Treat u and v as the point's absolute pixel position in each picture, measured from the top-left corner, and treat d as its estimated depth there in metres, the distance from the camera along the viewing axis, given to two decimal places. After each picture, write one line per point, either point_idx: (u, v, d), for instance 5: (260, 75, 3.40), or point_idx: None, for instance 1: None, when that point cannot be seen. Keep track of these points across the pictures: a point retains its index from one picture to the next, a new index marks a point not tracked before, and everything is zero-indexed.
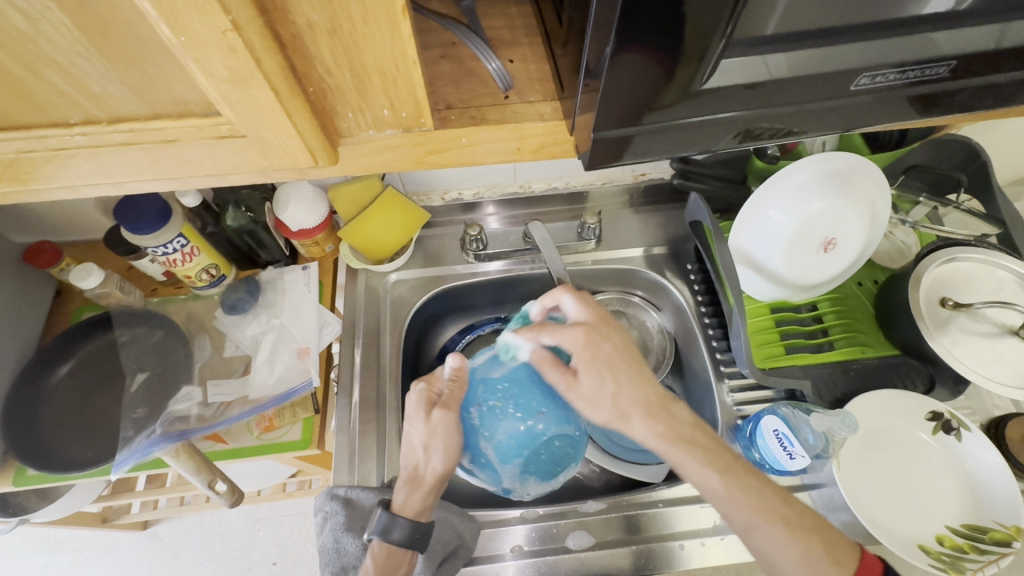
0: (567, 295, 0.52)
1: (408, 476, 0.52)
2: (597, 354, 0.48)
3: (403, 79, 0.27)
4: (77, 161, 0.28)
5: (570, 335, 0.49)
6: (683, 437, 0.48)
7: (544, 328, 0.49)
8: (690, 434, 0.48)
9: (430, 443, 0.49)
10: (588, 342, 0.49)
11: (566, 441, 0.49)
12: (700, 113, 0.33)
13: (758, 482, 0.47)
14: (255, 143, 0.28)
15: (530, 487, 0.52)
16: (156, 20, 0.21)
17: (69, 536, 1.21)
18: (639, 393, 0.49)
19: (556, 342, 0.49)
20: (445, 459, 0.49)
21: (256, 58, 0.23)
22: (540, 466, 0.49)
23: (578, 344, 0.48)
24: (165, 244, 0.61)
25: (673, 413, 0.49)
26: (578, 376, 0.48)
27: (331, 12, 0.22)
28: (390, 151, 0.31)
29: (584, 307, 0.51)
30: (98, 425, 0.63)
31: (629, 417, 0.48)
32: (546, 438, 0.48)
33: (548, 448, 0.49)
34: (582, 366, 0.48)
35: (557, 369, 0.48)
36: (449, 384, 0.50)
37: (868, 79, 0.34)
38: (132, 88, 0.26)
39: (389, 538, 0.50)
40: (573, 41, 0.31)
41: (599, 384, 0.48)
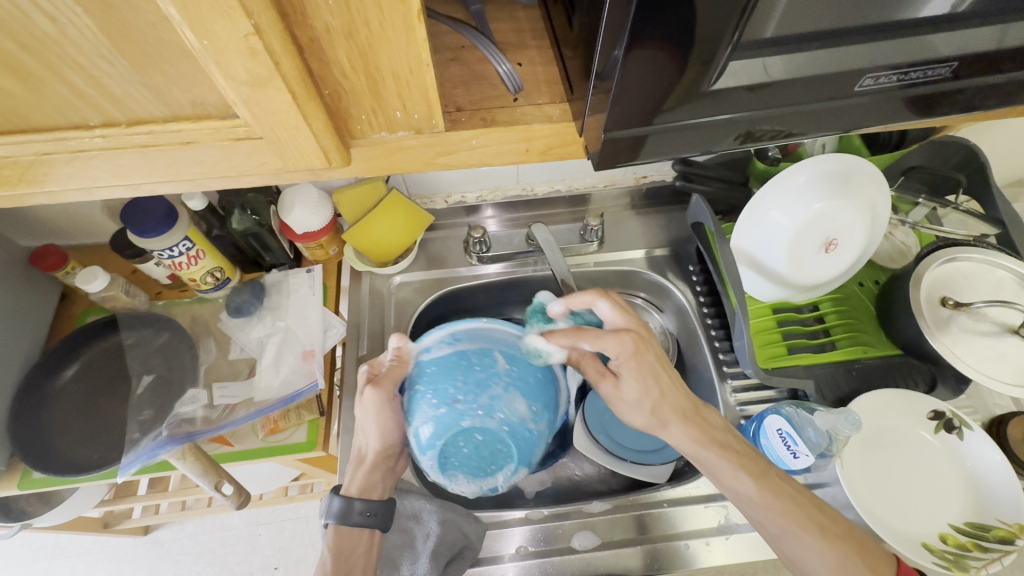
0: (605, 301, 0.51)
1: (355, 455, 0.55)
2: (643, 362, 0.49)
3: (417, 82, 0.27)
4: (95, 163, 0.29)
5: (616, 342, 0.48)
6: (718, 441, 0.50)
7: (583, 334, 0.48)
8: (723, 438, 0.50)
9: (365, 421, 0.52)
10: (634, 351, 0.49)
11: (491, 437, 0.46)
12: (706, 114, 0.34)
13: (790, 488, 0.48)
14: (271, 145, 0.28)
15: (465, 484, 0.50)
16: (180, 23, 0.21)
17: (70, 542, 1.21)
18: (679, 399, 0.51)
19: (596, 348, 0.49)
20: (380, 437, 0.53)
21: (275, 61, 0.23)
22: (465, 459, 0.48)
23: (624, 352, 0.49)
24: (172, 247, 0.62)
25: (707, 418, 0.51)
26: (619, 381, 0.51)
27: (349, 16, 0.23)
28: (402, 151, 0.32)
29: (624, 314, 0.51)
30: (104, 427, 0.63)
31: (667, 421, 0.50)
32: (461, 431, 0.46)
33: (468, 442, 0.47)
34: (626, 374, 0.49)
35: (595, 367, 0.53)
36: (390, 365, 0.52)
37: (871, 80, 0.34)
38: (152, 91, 0.27)
39: (343, 520, 0.52)
40: (582, 44, 0.31)
41: (643, 390, 0.50)
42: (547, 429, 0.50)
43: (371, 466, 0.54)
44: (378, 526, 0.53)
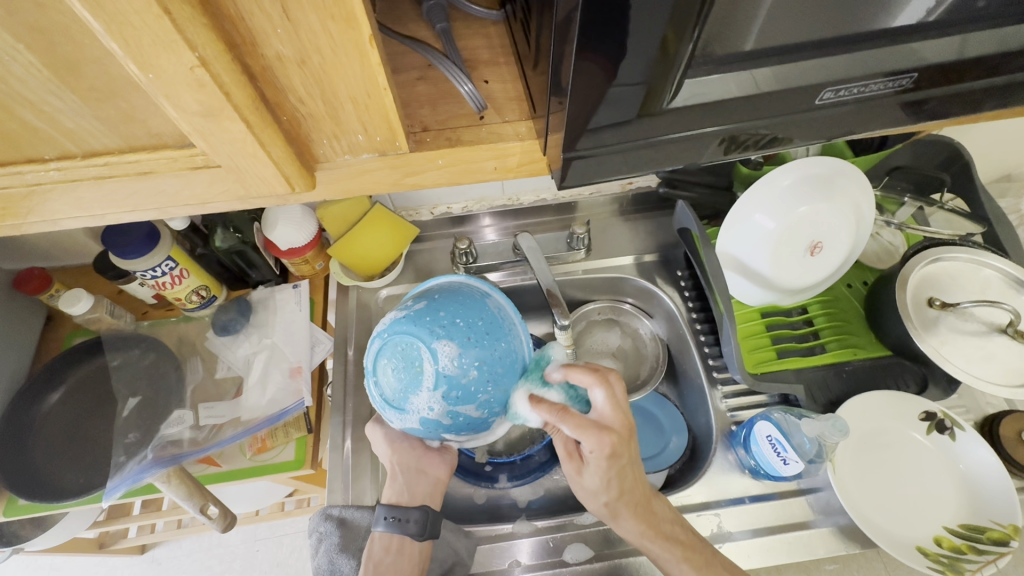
0: (602, 389, 0.45)
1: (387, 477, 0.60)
2: (614, 465, 0.45)
3: (376, 106, 0.27)
4: (54, 196, 0.29)
5: (595, 439, 0.44)
6: (664, 533, 0.49)
7: (567, 418, 0.44)
8: (670, 530, 0.50)
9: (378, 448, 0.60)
10: (610, 454, 0.44)
11: (394, 346, 0.45)
12: (673, 130, 0.34)
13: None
14: (231, 172, 0.28)
15: (424, 397, 0.44)
16: (124, 58, 0.21)
17: (66, 563, 1.20)
18: (637, 493, 0.49)
19: (574, 436, 0.44)
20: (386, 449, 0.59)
21: (225, 92, 0.23)
22: (400, 381, 0.45)
23: (600, 451, 0.44)
24: (154, 268, 0.61)
25: (656, 511, 0.50)
26: (584, 468, 0.47)
27: (299, 44, 0.23)
28: (369, 174, 0.32)
29: (614, 409, 0.45)
30: (90, 451, 0.62)
31: (620, 514, 0.49)
32: (375, 367, 0.46)
33: (384, 367, 0.46)
34: (593, 469, 0.46)
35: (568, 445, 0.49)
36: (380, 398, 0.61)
37: (833, 93, 0.34)
38: (106, 123, 0.26)
39: (385, 527, 0.54)
40: (542, 63, 0.31)
41: (603, 484, 0.47)
42: (433, 305, 0.47)
43: (399, 474, 0.57)
44: (416, 530, 0.54)
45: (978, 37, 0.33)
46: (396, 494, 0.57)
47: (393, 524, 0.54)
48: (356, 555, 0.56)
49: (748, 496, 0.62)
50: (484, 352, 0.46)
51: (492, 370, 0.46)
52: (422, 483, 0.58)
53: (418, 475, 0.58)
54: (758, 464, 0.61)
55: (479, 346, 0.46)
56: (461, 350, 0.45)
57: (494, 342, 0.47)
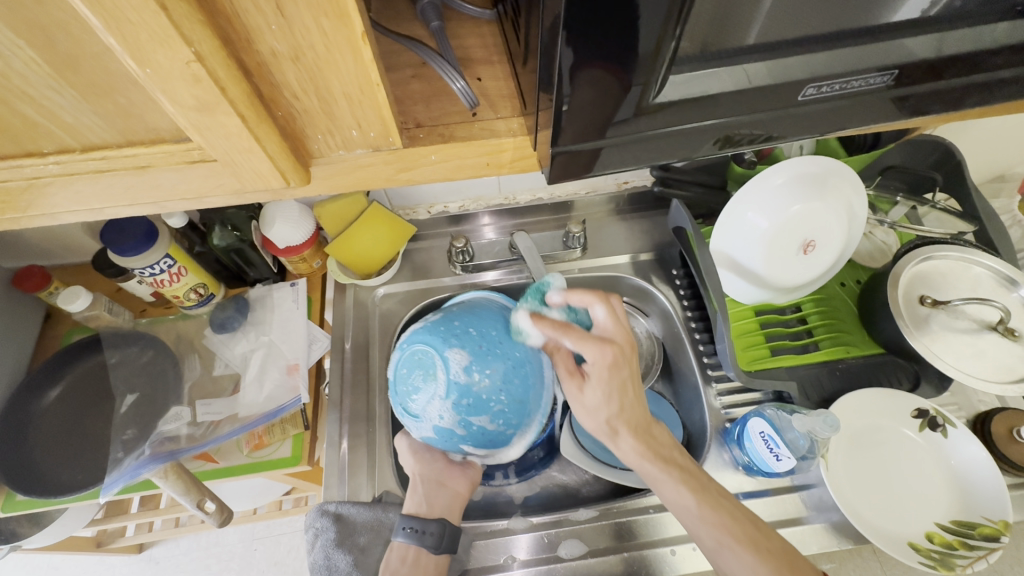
0: (602, 307, 0.47)
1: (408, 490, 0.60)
2: (615, 376, 0.46)
3: (369, 102, 0.28)
4: (53, 190, 0.29)
5: (595, 350, 0.44)
6: (664, 457, 0.50)
7: (569, 330, 0.44)
8: (669, 454, 0.50)
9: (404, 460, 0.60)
10: (612, 363, 0.45)
11: (410, 356, 0.48)
12: (662, 125, 0.34)
13: (730, 503, 0.48)
14: (227, 167, 0.28)
15: (437, 407, 0.47)
16: (122, 53, 0.21)
17: (63, 562, 1.20)
18: (635, 414, 0.49)
19: (576, 349, 0.45)
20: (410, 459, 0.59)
21: (220, 87, 0.23)
22: (415, 389, 0.48)
23: (600, 361, 0.45)
24: (153, 265, 0.62)
25: (655, 435, 0.51)
26: (585, 387, 0.47)
27: (293, 41, 0.23)
28: (363, 169, 0.32)
29: (614, 327, 0.46)
30: (87, 447, 0.63)
31: (619, 433, 0.49)
32: (396, 377, 0.50)
33: (402, 379, 0.49)
34: (594, 381, 0.46)
35: (566, 364, 0.49)
36: None
37: (815, 89, 0.34)
38: (105, 118, 0.27)
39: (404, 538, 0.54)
40: (532, 60, 0.32)
41: (603, 403, 0.47)
42: (449, 317, 0.50)
43: (420, 486, 0.58)
44: (434, 543, 0.54)
45: (958, 35, 0.33)
46: (415, 505, 0.57)
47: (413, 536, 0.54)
48: (352, 550, 0.56)
49: (741, 492, 0.63)
50: (495, 363, 0.48)
51: (506, 381, 0.48)
52: (441, 495, 0.58)
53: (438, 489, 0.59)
54: (752, 460, 0.61)
55: (490, 357, 0.48)
56: (470, 356, 0.47)
57: (508, 351, 0.49)
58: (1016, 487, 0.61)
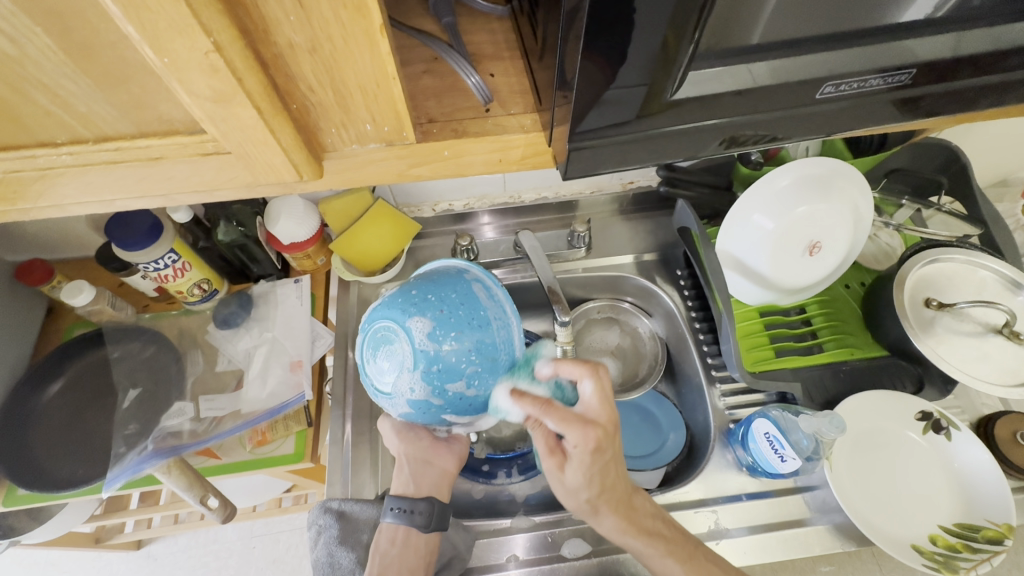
0: (589, 382, 0.47)
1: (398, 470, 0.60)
2: (597, 459, 0.46)
3: (384, 95, 0.27)
4: (65, 180, 0.29)
5: (578, 433, 0.45)
6: (646, 529, 0.51)
7: (551, 409, 0.45)
8: (652, 527, 0.51)
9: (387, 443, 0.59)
10: (594, 447, 0.45)
11: (372, 336, 0.43)
12: (676, 122, 0.34)
13: (719, 569, 0.51)
14: (240, 159, 0.28)
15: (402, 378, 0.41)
16: (140, 42, 0.21)
17: (62, 557, 1.20)
18: (617, 490, 0.50)
19: (559, 430, 0.45)
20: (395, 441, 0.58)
21: (237, 78, 0.23)
22: (382, 366, 0.42)
23: (582, 445, 0.45)
24: (157, 260, 0.62)
25: (637, 508, 0.52)
26: (565, 465, 0.47)
27: (311, 32, 0.23)
28: (374, 164, 0.32)
29: (601, 400, 0.46)
30: (90, 442, 0.62)
31: (600, 511, 0.50)
32: (361, 357, 0.44)
33: (370, 354, 0.43)
34: (575, 463, 0.47)
35: (548, 442, 0.48)
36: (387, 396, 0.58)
37: (832, 87, 0.34)
38: (119, 108, 0.27)
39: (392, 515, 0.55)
40: (548, 55, 0.32)
41: (581, 483, 0.47)
42: (404, 285, 0.44)
43: (406, 465, 0.57)
44: (421, 523, 0.54)
45: (973, 35, 0.33)
46: (403, 485, 0.57)
47: (402, 515, 0.55)
48: (356, 547, 0.56)
49: (745, 493, 0.63)
50: (464, 323, 0.42)
51: (477, 343, 0.42)
52: (429, 474, 0.58)
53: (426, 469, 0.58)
54: (756, 461, 0.61)
55: (458, 317, 0.42)
56: (433, 322, 0.41)
57: (473, 313, 0.42)
58: (1019, 491, 0.61)
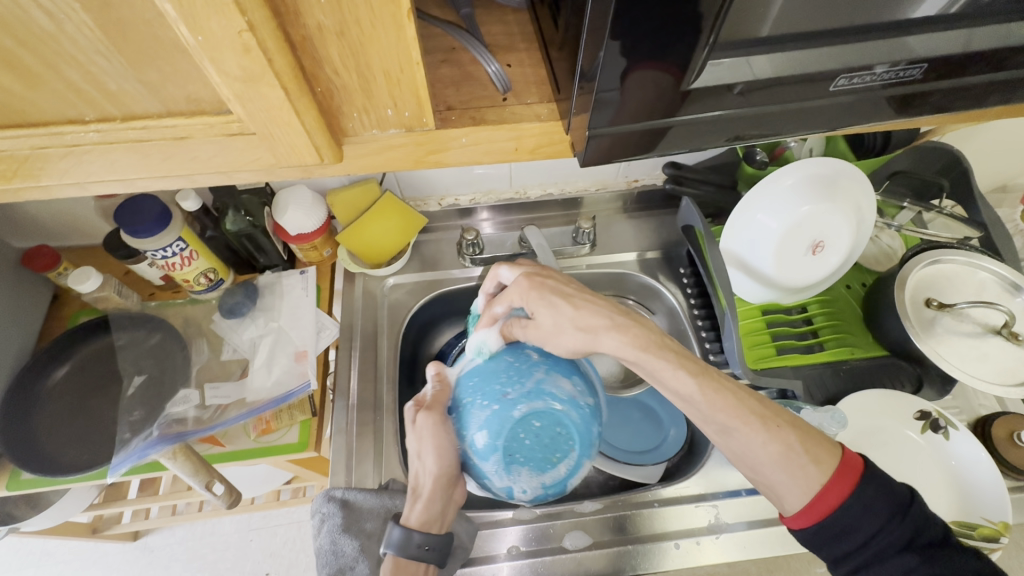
0: (503, 267, 0.55)
1: (413, 487, 0.53)
2: (541, 288, 0.50)
3: (407, 80, 0.28)
4: (89, 157, 0.29)
5: (515, 289, 0.51)
6: (656, 342, 0.48)
7: (493, 302, 0.52)
8: (662, 340, 0.48)
9: (420, 448, 0.49)
10: (531, 284, 0.51)
11: (547, 420, 0.44)
12: (690, 113, 0.35)
13: (734, 384, 0.46)
14: (263, 140, 0.29)
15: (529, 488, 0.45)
16: (176, 19, 0.22)
17: (58, 547, 1.19)
18: (597, 309, 0.49)
19: (506, 302, 0.52)
20: (437, 462, 0.49)
21: (268, 58, 0.24)
22: (529, 452, 0.45)
23: (524, 291, 0.51)
24: (165, 247, 0.62)
25: (643, 326, 0.49)
26: (535, 321, 0.49)
27: (341, 15, 0.24)
28: (393, 149, 0.33)
29: (518, 268, 0.54)
30: (95, 428, 0.63)
31: (598, 331, 0.48)
32: (519, 421, 0.44)
33: (529, 431, 0.44)
34: (535, 306, 0.49)
35: (519, 325, 0.50)
36: (434, 390, 0.51)
37: (846, 80, 0.35)
38: (147, 87, 0.27)
39: (402, 551, 0.50)
40: (568, 45, 0.32)
41: (556, 314, 0.48)
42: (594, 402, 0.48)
43: (436, 496, 0.51)
44: (435, 561, 0.51)
45: (984, 32, 0.34)
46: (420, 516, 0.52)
47: (413, 552, 0.50)
48: (359, 536, 0.57)
49: (745, 489, 0.63)
50: None
51: None
52: (448, 507, 0.53)
53: (446, 502, 0.53)
54: None
55: None
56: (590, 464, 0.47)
57: None
58: (1016, 490, 0.62)
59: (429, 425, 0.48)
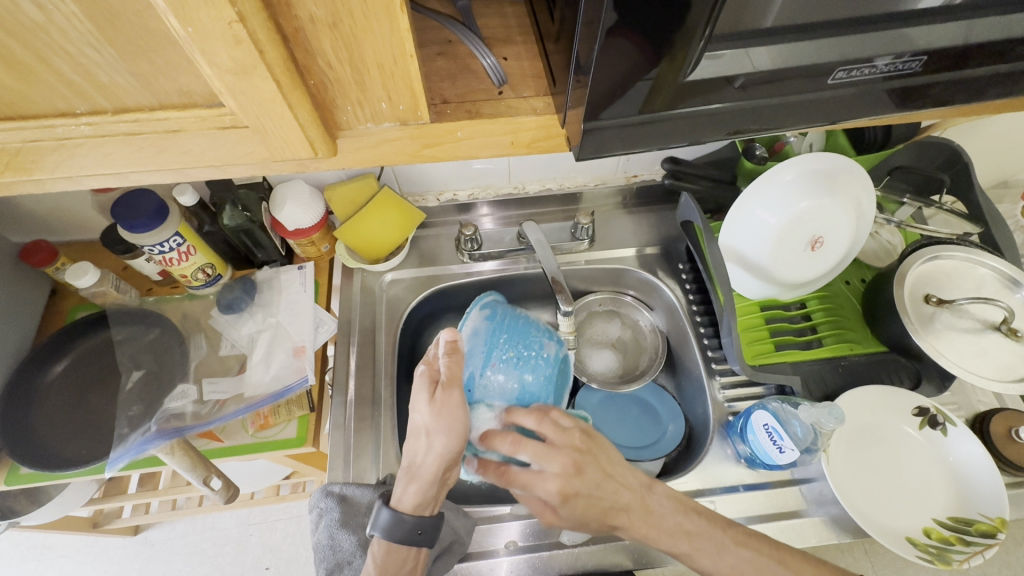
0: (546, 425, 0.51)
1: (407, 468, 0.52)
2: (580, 485, 0.48)
3: (401, 73, 0.28)
4: (82, 151, 0.29)
5: (542, 489, 0.48)
6: (668, 531, 0.49)
7: (523, 445, 0.48)
8: (677, 523, 0.49)
9: (433, 425, 0.50)
10: (568, 481, 0.48)
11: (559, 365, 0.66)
12: (686, 106, 0.35)
13: (752, 554, 0.48)
14: (257, 134, 0.29)
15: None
16: (166, 11, 0.22)
17: (59, 541, 1.20)
18: (622, 497, 0.49)
19: (533, 462, 0.48)
20: (446, 442, 0.50)
21: (260, 50, 0.24)
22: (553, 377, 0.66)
23: (552, 498, 0.47)
24: (162, 243, 0.62)
25: (654, 510, 0.50)
26: (558, 511, 0.49)
27: (332, 6, 0.24)
28: (388, 143, 0.33)
29: (545, 456, 0.48)
30: (94, 423, 0.63)
31: (614, 526, 0.50)
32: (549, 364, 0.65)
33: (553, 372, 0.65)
34: (560, 505, 0.48)
35: (536, 503, 0.49)
36: (447, 361, 0.53)
37: (845, 73, 0.35)
38: (139, 79, 0.27)
39: (392, 535, 0.50)
40: (564, 37, 0.32)
41: (582, 512, 0.48)
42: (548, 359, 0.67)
43: (437, 480, 0.51)
44: (426, 544, 0.51)
45: (985, 23, 0.34)
46: (417, 497, 0.51)
47: (408, 536, 0.50)
48: (356, 531, 0.57)
49: (742, 484, 0.63)
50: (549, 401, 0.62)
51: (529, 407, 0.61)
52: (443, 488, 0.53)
53: (442, 487, 0.52)
54: (754, 452, 0.62)
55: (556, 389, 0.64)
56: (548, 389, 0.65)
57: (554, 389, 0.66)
58: (1014, 487, 0.62)
59: (446, 402, 0.51)
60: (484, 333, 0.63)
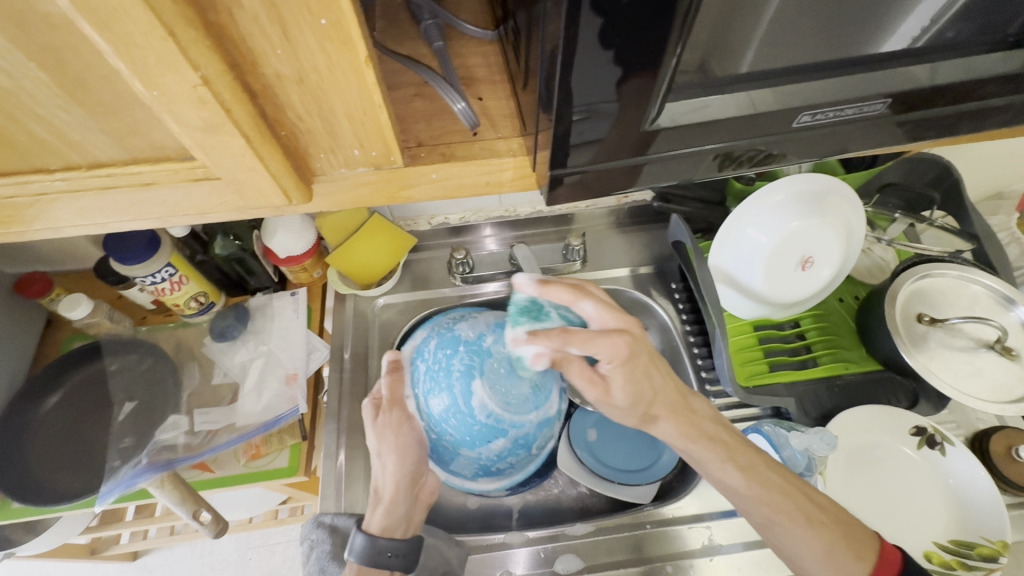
0: (585, 300, 0.48)
1: (374, 494, 0.54)
2: (635, 362, 0.46)
3: (371, 122, 0.30)
4: (58, 204, 0.32)
5: (607, 346, 0.45)
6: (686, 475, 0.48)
7: (575, 337, 0.43)
8: (707, 455, 0.50)
9: (380, 447, 0.53)
10: (628, 354, 0.46)
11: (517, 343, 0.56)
12: (662, 149, 0.36)
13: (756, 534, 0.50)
14: (229, 184, 0.31)
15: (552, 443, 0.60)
16: (130, 77, 0.23)
17: (58, 568, 1.20)
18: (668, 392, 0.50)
19: (587, 350, 0.44)
20: (397, 460, 0.53)
21: (225, 109, 0.25)
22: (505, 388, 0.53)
23: (615, 357, 0.45)
24: (154, 273, 0.62)
25: (696, 409, 0.51)
26: (610, 388, 0.48)
27: (298, 66, 0.25)
28: (363, 187, 0.34)
29: (607, 316, 0.48)
30: (85, 455, 0.63)
31: (657, 419, 0.49)
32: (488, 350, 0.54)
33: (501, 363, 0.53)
34: (617, 376, 0.46)
35: (584, 370, 0.47)
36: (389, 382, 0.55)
37: (810, 116, 0.36)
38: (111, 136, 0.30)
39: (366, 558, 0.49)
40: (531, 83, 0.33)
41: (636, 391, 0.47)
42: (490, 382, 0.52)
43: (397, 500, 0.53)
44: (400, 567, 0.49)
45: (947, 66, 0.35)
46: (381, 522, 0.52)
47: (375, 559, 0.49)
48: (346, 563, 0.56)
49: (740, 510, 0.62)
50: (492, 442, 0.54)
51: (458, 422, 0.53)
52: (415, 510, 0.55)
53: (406, 506, 0.53)
54: None
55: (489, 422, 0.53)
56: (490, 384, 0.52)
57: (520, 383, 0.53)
58: (1015, 507, 0.61)
59: (393, 422, 0.53)
60: (427, 359, 0.55)
